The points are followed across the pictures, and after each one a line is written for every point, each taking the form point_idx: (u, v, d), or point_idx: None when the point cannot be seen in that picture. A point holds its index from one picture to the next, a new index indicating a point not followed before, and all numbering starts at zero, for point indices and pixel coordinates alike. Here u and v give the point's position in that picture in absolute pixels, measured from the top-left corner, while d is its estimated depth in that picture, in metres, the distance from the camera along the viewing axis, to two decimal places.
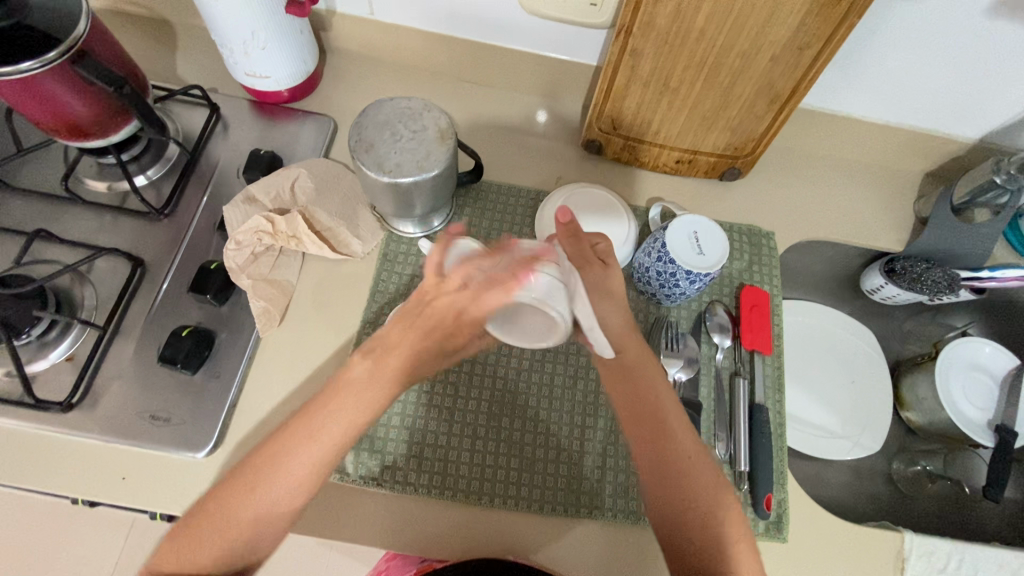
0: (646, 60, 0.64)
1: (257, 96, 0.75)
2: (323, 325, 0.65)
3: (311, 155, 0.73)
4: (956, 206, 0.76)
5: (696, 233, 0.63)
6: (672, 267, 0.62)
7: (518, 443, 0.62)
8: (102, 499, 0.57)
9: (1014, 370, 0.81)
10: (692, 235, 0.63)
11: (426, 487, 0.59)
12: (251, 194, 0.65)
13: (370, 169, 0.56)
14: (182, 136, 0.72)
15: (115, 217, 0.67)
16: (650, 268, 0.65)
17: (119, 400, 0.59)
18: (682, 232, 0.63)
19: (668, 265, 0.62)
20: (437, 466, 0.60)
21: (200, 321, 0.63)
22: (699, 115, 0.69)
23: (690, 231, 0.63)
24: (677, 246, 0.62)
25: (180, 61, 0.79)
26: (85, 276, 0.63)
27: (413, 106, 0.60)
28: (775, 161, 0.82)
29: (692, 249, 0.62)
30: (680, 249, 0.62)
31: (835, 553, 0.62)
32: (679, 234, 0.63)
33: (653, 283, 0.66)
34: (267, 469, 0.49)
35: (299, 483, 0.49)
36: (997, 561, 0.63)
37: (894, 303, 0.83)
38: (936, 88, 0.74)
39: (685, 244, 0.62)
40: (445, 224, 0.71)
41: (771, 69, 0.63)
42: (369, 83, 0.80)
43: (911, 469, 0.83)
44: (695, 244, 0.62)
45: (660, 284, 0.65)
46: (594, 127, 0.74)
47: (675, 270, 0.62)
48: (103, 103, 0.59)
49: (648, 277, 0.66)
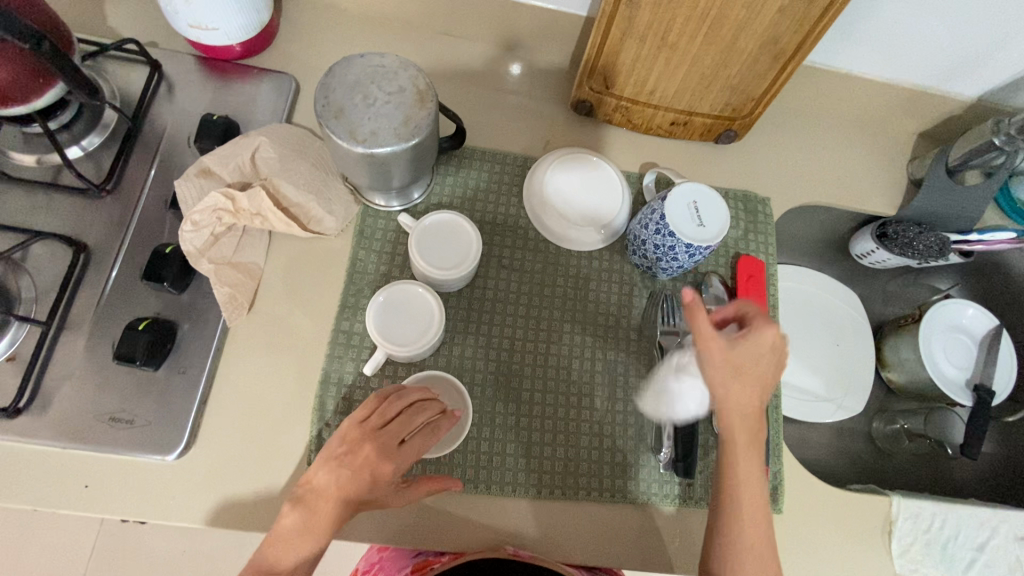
0: (643, 12, 0.58)
1: (205, 52, 0.66)
2: (296, 311, 0.60)
3: (271, 119, 0.65)
4: (951, 167, 0.73)
5: (698, 207, 0.59)
6: (672, 241, 0.59)
7: (536, 429, 0.59)
8: (63, 510, 0.52)
9: (993, 331, 0.82)
10: (692, 211, 0.58)
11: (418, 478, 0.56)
12: (206, 166, 0.58)
13: (342, 138, 0.50)
14: (120, 100, 0.63)
15: (49, 195, 0.59)
16: (650, 240, 0.61)
17: (73, 401, 0.53)
18: (681, 204, 0.59)
19: (668, 240, 0.59)
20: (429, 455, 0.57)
21: (159, 312, 0.57)
22: (698, 73, 0.64)
23: (692, 203, 0.59)
24: (676, 219, 0.58)
25: (111, 9, 0.68)
26: (20, 265, 0.56)
27: (387, 64, 0.53)
28: (771, 121, 0.78)
29: (691, 223, 0.58)
30: (681, 222, 0.58)
31: (826, 520, 0.63)
32: (679, 205, 0.58)
33: (651, 255, 0.63)
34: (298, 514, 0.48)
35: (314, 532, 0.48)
36: (977, 520, 0.65)
37: (883, 266, 0.83)
38: (940, 44, 0.71)
39: (685, 216, 0.58)
40: (426, 195, 0.66)
41: (777, 22, 0.58)
42: (333, 36, 0.72)
43: (890, 427, 0.83)
44: (695, 216, 0.58)
45: (660, 258, 0.62)
46: (585, 86, 0.68)
47: (675, 243, 0.59)
48: (19, 62, 0.51)
49: (645, 249, 0.63)
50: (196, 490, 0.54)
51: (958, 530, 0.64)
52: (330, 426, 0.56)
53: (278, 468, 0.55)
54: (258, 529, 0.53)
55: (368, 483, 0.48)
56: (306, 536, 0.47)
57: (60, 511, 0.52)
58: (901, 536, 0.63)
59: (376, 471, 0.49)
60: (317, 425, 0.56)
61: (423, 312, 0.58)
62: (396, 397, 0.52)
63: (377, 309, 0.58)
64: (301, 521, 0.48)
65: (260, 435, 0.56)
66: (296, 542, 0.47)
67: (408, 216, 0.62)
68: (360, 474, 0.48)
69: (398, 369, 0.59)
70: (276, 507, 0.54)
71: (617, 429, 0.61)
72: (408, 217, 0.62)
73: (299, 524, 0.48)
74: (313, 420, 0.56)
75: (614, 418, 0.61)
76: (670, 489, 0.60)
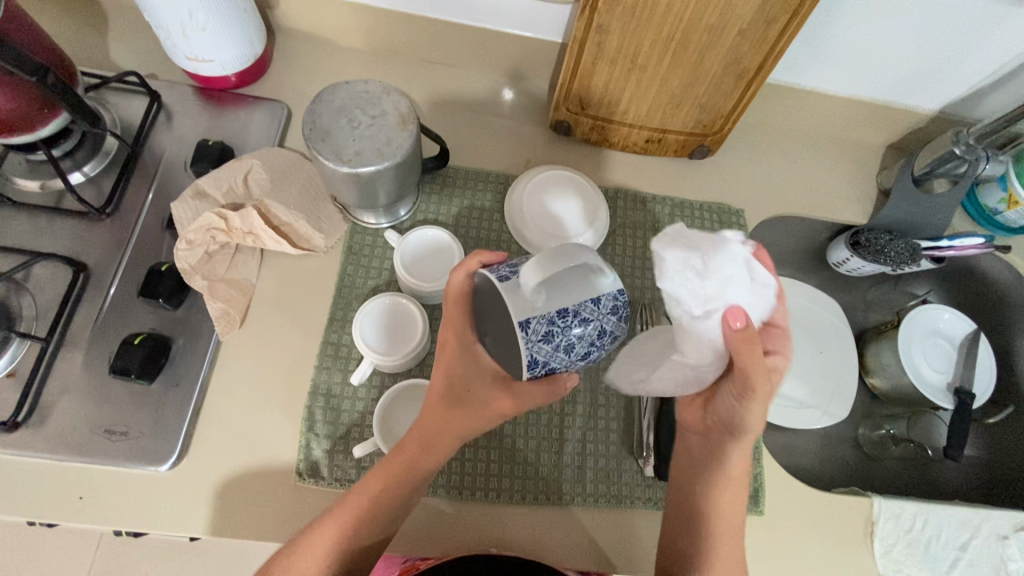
0: (612, 37, 0.62)
1: (202, 83, 0.70)
2: (286, 325, 0.62)
3: (263, 143, 0.69)
4: (917, 176, 0.76)
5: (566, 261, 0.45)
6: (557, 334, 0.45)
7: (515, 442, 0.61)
8: (57, 521, 0.54)
9: (970, 335, 0.84)
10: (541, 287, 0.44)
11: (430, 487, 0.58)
12: (201, 188, 0.61)
13: (328, 159, 0.53)
14: (120, 127, 0.67)
15: (51, 218, 0.62)
16: (520, 325, 0.43)
17: (70, 415, 0.55)
18: (539, 276, 0.44)
19: (575, 335, 0.45)
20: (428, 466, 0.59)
21: (155, 328, 0.59)
22: (668, 93, 0.68)
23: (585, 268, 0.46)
24: (525, 277, 0.44)
25: (113, 44, 0.73)
26: (22, 285, 0.58)
27: (371, 89, 0.57)
28: (743, 137, 0.82)
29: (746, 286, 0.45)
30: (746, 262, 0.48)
31: (807, 520, 0.64)
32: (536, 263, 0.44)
33: (561, 348, 0.45)
34: (330, 523, 0.50)
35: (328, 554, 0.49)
36: (959, 519, 0.65)
37: (859, 275, 0.85)
38: (900, 61, 0.74)
39: (554, 263, 0.45)
40: (412, 212, 0.69)
41: (738, 43, 0.61)
42: (323, 66, 0.76)
43: (876, 432, 0.84)
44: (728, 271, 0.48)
45: (567, 342, 0.45)
46: (562, 107, 0.72)
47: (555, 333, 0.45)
48: (24, 93, 0.54)
49: (564, 335, 0.45)
50: (189, 499, 0.55)
51: (940, 530, 0.65)
52: (318, 437, 0.57)
53: (268, 477, 0.57)
54: (247, 538, 0.54)
55: (472, 387, 0.52)
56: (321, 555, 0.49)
57: (54, 522, 0.54)
58: (883, 537, 0.64)
59: (467, 377, 0.52)
60: (305, 435, 0.57)
61: (406, 323, 0.61)
62: (466, 284, 0.51)
63: (370, 322, 0.60)
64: (320, 538, 0.49)
65: (250, 447, 0.57)
66: (371, 493, 0.51)
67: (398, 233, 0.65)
68: (457, 380, 0.52)
69: (385, 379, 0.61)
70: (264, 514, 0.55)
71: (599, 435, 0.62)
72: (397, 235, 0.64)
73: (321, 537, 0.50)
74: (302, 431, 0.58)
75: (597, 423, 0.63)
76: (654, 493, 0.61)
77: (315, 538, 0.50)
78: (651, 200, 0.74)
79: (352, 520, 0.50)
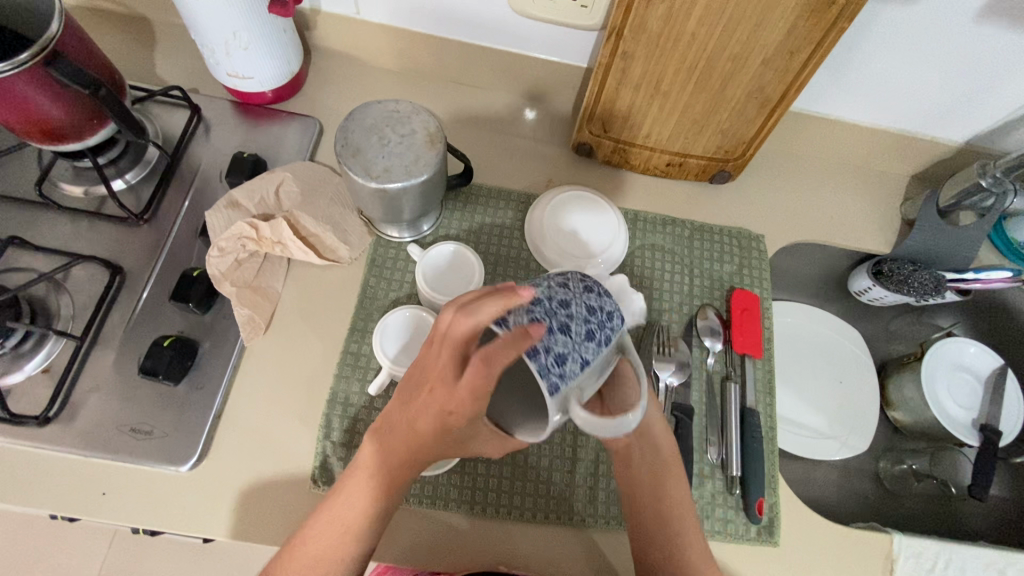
0: (636, 63, 0.63)
1: (240, 98, 0.73)
2: (310, 332, 0.64)
3: (295, 157, 0.71)
4: (942, 209, 0.75)
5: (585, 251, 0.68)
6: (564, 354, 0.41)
7: (527, 460, 0.61)
8: (80, 515, 0.55)
9: (997, 370, 0.82)
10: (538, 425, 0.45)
11: (441, 500, 0.58)
12: (234, 198, 0.63)
13: (357, 174, 0.55)
14: (162, 138, 0.70)
15: (92, 222, 0.65)
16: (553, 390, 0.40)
17: (98, 411, 0.57)
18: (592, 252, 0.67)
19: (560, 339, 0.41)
20: (441, 480, 0.59)
21: (183, 331, 0.61)
22: (690, 118, 0.69)
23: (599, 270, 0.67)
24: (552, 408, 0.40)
25: (159, 59, 0.77)
26: (61, 285, 0.61)
27: (401, 109, 0.59)
28: (764, 162, 0.82)
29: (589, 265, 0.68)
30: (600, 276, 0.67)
31: (824, 553, 0.62)
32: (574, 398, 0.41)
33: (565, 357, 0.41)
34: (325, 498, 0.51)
35: (340, 537, 0.49)
36: (984, 561, 0.63)
37: (882, 304, 0.83)
38: (925, 91, 0.74)
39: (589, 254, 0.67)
40: (434, 228, 0.70)
41: (761, 72, 0.62)
42: (355, 85, 0.78)
43: (898, 467, 0.82)
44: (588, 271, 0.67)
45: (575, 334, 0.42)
46: (585, 130, 0.73)
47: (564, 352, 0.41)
48: (77, 104, 0.57)
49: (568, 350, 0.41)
50: (206, 501, 0.56)
51: (963, 572, 0.63)
52: (335, 444, 0.58)
53: (284, 482, 0.58)
54: (260, 540, 0.55)
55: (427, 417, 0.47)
56: (337, 532, 0.49)
57: (76, 516, 0.55)
58: None
59: (413, 416, 0.47)
60: (322, 441, 0.58)
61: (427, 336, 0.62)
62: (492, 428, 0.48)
63: (400, 312, 0.63)
64: (330, 514, 0.50)
65: (268, 451, 0.59)
66: (336, 526, 0.50)
67: (461, 244, 0.67)
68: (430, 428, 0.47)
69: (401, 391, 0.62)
70: (278, 518, 0.56)
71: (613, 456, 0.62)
72: (458, 244, 0.66)
73: (342, 516, 0.50)
74: (318, 437, 0.59)
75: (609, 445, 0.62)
76: None
77: (299, 553, 0.49)
78: (670, 223, 0.74)
79: (347, 522, 0.49)
